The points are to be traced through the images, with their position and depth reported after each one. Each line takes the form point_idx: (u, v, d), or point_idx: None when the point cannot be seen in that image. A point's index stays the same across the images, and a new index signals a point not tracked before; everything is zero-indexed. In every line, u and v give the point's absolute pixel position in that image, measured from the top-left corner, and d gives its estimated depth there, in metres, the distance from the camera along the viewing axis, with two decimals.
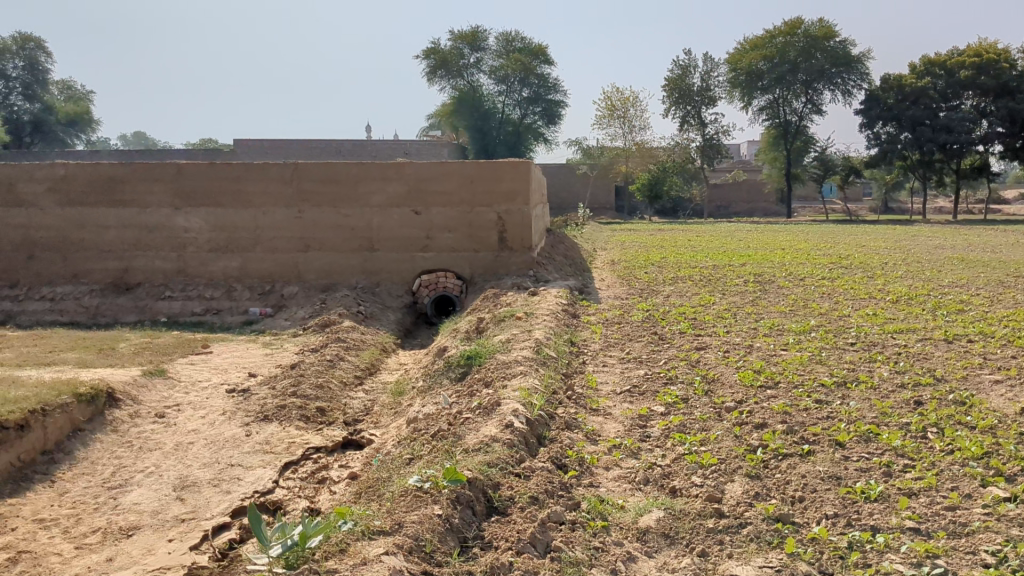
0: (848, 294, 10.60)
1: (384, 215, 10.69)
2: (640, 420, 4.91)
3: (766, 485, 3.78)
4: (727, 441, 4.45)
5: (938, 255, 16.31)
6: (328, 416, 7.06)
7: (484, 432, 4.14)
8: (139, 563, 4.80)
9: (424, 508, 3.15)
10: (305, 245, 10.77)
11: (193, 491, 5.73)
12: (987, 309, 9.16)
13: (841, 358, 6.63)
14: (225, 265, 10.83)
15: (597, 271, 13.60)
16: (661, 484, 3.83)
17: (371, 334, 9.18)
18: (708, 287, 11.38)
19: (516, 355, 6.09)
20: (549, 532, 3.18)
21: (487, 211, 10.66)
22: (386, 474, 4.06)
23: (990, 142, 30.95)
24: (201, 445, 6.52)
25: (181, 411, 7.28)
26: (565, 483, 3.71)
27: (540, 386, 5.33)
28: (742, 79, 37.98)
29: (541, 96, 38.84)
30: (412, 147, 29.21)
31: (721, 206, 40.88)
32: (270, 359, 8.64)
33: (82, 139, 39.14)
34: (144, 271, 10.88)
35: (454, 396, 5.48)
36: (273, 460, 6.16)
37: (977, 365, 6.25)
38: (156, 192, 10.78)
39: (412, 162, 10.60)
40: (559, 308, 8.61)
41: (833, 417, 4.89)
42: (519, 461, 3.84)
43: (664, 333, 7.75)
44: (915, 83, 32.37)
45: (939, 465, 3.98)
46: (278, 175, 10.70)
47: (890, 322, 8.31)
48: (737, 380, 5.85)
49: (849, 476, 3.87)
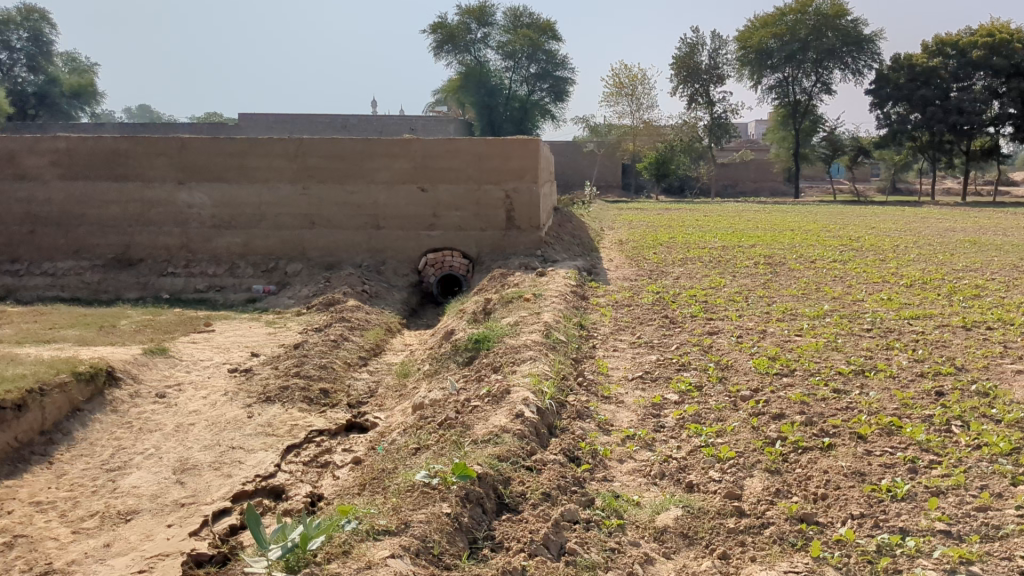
0: (861, 278, 10.42)
1: (390, 192, 10.51)
2: (654, 409, 4.75)
3: (786, 481, 3.63)
4: (745, 433, 4.29)
5: (950, 238, 16.09)
6: (332, 398, 6.92)
7: (494, 421, 3.99)
8: (137, 549, 4.67)
9: (432, 505, 3.00)
10: (310, 222, 10.61)
11: (193, 474, 5.60)
12: (1004, 295, 8.98)
13: (857, 345, 6.46)
14: (229, 241, 10.68)
15: (605, 251, 13.41)
16: (678, 478, 3.67)
17: (376, 314, 9.03)
18: (717, 269, 11.20)
19: (526, 339, 5.93)
20: (563, 532, 3.03)
21: (495, 188, 10.48)
22: (391, 465, 3.92)
23: (1001, 123, 30.64)
24: (203, 426, 6.39)
25: (182, 391, 7.14)
26: (578, 477, 3.56)
27: (550, 372, 5.17)
28: (751, 57, 37.32)
29: (549, 72, 38.48)
30: (419, 121, 28.97)
31: (727, 185, 40.56)
32: (273, 338, 8.50)
33: (86, 113, 38.97)
34: (147, 246, 10.73)
35: (461, 381, 5.33)
36: (275, 443, 6.03)
37: (998, 354, 6.08)
38: (159, 167, 10.61)
39: (419, 138, 10.40)
40: (568, 289, 8.45)
41: (853, 408, 4.74)
42: (530, 453, 3.69)
43: (675, 316, 7.58)
44: (927, 63, 32.05)
45: (966, 461, 3.82)
46: (282, 150, 10.52)
47: (905, 308, 8.13)
48: (752, 367, 5.69)
49: (873, 472, 3.71)
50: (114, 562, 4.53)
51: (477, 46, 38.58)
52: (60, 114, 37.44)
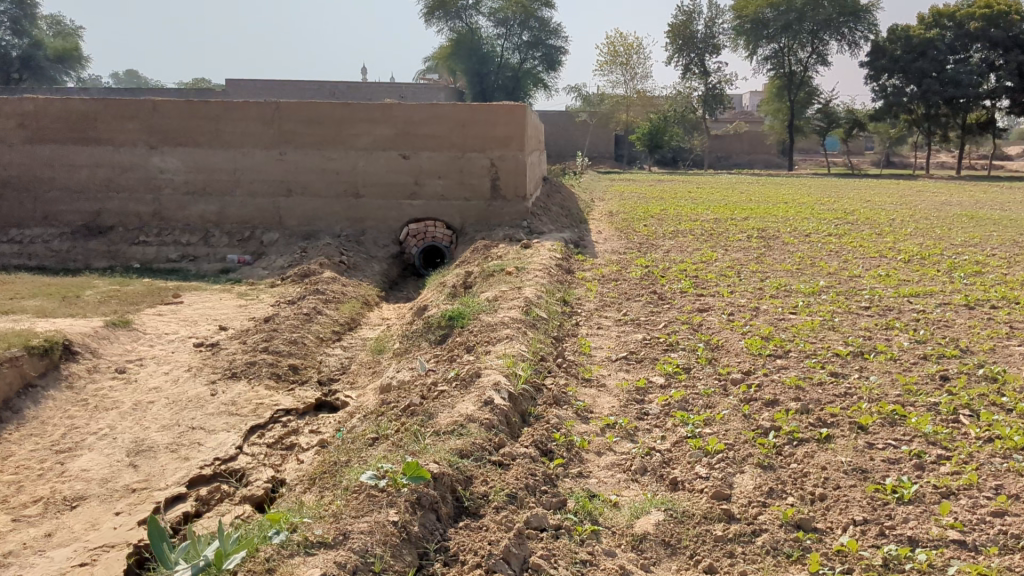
0: (857, 253, 10.06)
1: (370, 159, 10.08)
2: (637, 394, 4.40)
3: (781, 479, 3.28)
4: (735, 422, 3.93)
5: (946, 212, 15.74)
6: (301, 374, 6.56)
7: (460, 409, 3.62)
8: (80, 539, 4.30)
9: (376, 512, 2.65)
10: (288, 190, 10.19)
11: (148, 457, 5.23)
12: (1006, 272, 8.61)
13: (854, 324, 6.11)
14: (203, 209, 10.27)
15: (594, 223, 13.04)
16: (661, 474, 3.33)
17: (353, 286, 8.64)
18: (709, 243, 10.83)
19: (502, 316, 5.55)
20: (527, 543, 2.68)
21: (480, 156, 10.06)
22: (345, 457, 3.55)
23: (997, 97, 30.21)
24: (162, 405, 6.01)
25: (144, 366, 6.77)
26: (550, 474, 3.20)
27: (527, 353, 4.80)
28: (747, 27, 36.98)
29: (541, 40, 37.80)
30: (409, 89, 28.46)
31: (720, 156, 40.06)
32: (243, 311, 8.13)
33: (71, 77, 38.32)
34: (119, 214, 10.31)
35: (431, 362, 4.97)
36: (238, 423, 5.67)
37: (1003, 336, 5.74)
38: (131, 130, 10.17)
39: (400, 103, 9.96)
40: (552, 262, 8.07)
41: (852, 394, 4.39)
42: (497, 446, 3.33)
43: (664, 292, 7.21)
44: (923, 35, 31.56)
45: (978, 457, 3.47)
46: (258, 114, 10.08)
47: (904, 285, 7.77)
48: (744, 347, 5.35)
49: (875, 470, 3.36)
50: (54, 554, 4.16)
51: (469, 13, 37.89)
52: (45, 79, 36.64)
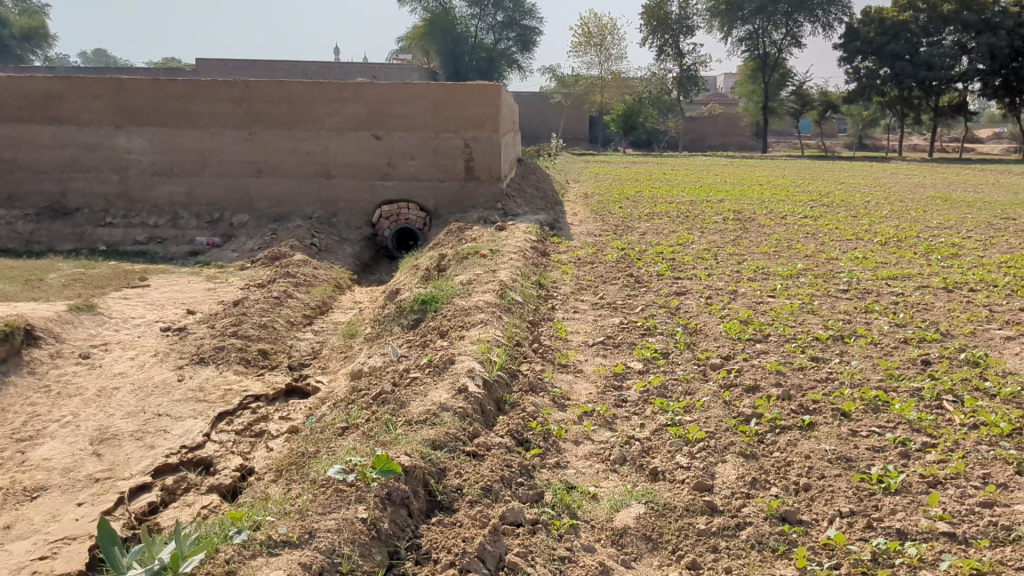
0: (834, 235, 10.00)
1: (342, 139, 9.89)
2: (615, 380, 4.30)
3: (763, 468, 3.19)
4: (715, 409, 3.82)
5: (920, 194, 15.77)
6: (271, 359, 6.40)
7: (432, 398, 3.49)
8: (40, 532, 4.13)
9: (344, 509, 2.52)
10: (258, 170, 9.99)
11: (112, 445, 5.06)
12: (983, 254, 8.59)
13: (834, 307, 6.04)
14: (171, 189, 10.04)
15: (570, 205, 12.92)
16: (641, 464, 3.23)
17: (325, 269, 8.48)
18: (685, 225, 10.74)
19: (477, 300, 5.42)
20: (503, 539, 2.57)
21: (454, 137, 9.90)
22: (314, 448, 3.42)
23: (970, 79, 30.24)
24: (127, 391, 5.83)
25: (108, 351, 6.58)
26: (526, 465, 3.09)
27: (502, 338, 4.68)
28: (722, 8, 36.90)
29: (516, 21, 37.96)
30: (382, 69, 28.12)
31: (694, 139, 40.05)
32: (212, 294, 7.95)
33: (37, 55, 37.65)
34: (84, 194, 10.06)
35: (404, 348, 4.84)
36: (206, 410, 5.51)
37: (983, 319, 5.69)
38: (96, 109, 9.93)
39: (373, 83, 9.78)
40: (527, 244, 7.94)
41: (833, 379, 4.31)
42: (472, 436, 3.22)
43: (640, 276, 7.10)
44: (897, 17, 31.62)
45: (964, 445, 3.39)
46: (227, 93, 9.86)
47: (882, 267, 7.72)
48: (722, 331, 5.26)
49: (861, 458, 3.27)
50: (13, 547, 3.98)
51: None
52: (9, 57, 35.96)
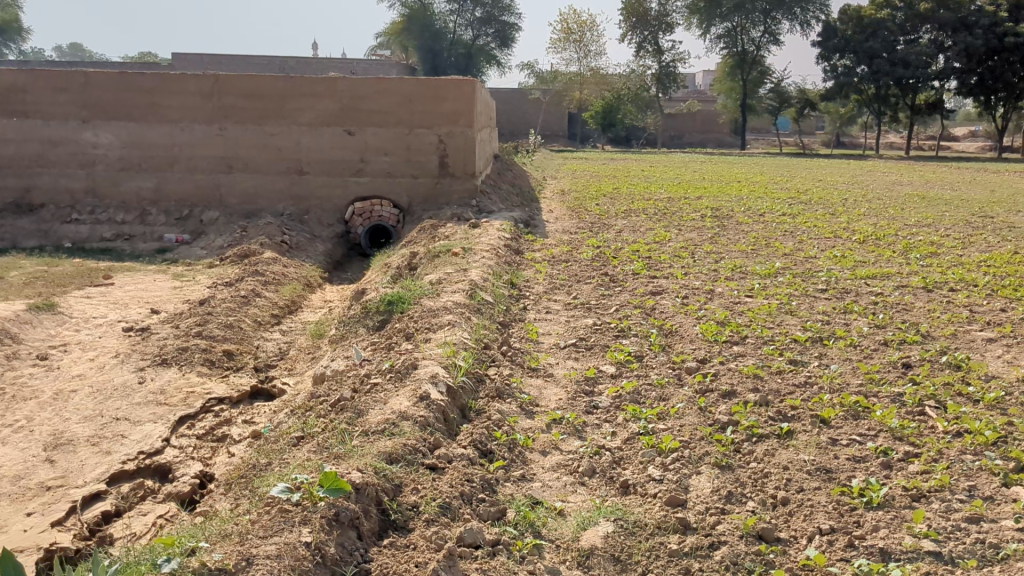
0: (811, 233, 9.89)
1: (314, 134, 9.69)
2: (587, 385, 4.14)
3: (739, 480, 3.04)
4: (690, 417, 3.67)
5: (897, 191, 15.70)
6: (236, 361, 6.20)
7: (392, 406, 3.32)
8: None
9: (288, 531, 2.38)
10: (228, 166, 9.77)
11: (66, 451, 4.80)
12: (962, 253, 8.50)
13: (812, 307, 5.92)
14: (139, 185, 9.80)
15: (546, 202, 12.76)
16: (611, 476, 3.07)
17: (295, 267, 8.27)
18: (663, 222, 10.60)
19: (445, 301, 5.25)
20: (460, 564, 2.42)
21: (428, 133, 9.72)
22: (267, 459, 3.23)
23: (946, 77, 30.31)
24: (85, 394, 5.58)
25: (67, 352, 6.32)
26: (489, 479, 2.93)
27: (470, 341, 4.50)
28: (701, 5, 36.83)
29: (494, 17, 37.39)
30: (360, 65, 27.79)
31: (673, 136, 40.02)
32: (178, 293, 7.72)
33: (9, 48, 37.14)
34: (50, 190, 9.79)
35: (368, 350, 4.66)
36: (166, 413, 5.29)
37: (964, 320, 5.58)
38: (61, 103, 9.65)
39: (345, 77, 9.58)
40: (501, 242, 7.77)
41: (812, 384, 4.16)
42: (432, 448, 3.05)
43: (616, 274, 6.95)
44: (874, 15, 31.61)
45: (947, 455, 3.25)
46: (196, 87, 9.62)
47: (861, 266, 7.61)
48: (699, 333, 5.11)
49: (841, 469, 3.13)
50: None
51: None
52: None
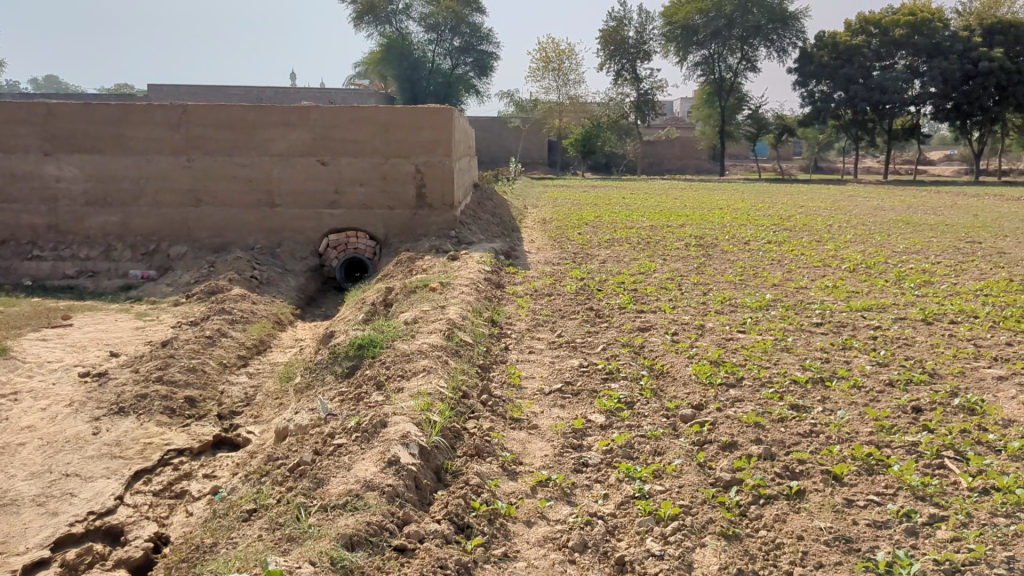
0: (800, 261, 9.59)
1: (286, 166, 9.34)
2: (574, 438, 3.77)
3: (749, 554, 2.70)
4: (690, 475, 3.31)
5: (882, 217, 15.46)
6: (199, 408, 5.80)
7: (356, 474, 2.97)
8: None
9: None
10: (197, 199, 9.39)
11: (8, 512, 4.37)
12: (957, 281, 8.20)
13: (810, 344, 5.58)
14: (104, 220, 9.39)
15: (527, 231, 12.43)
16: (605, 552, 2.73)
17: (265, 304, 7.89)
18: (647, 252, 10.30)
19: (421, 343, 4.88)
20: None
21: (404, 162, 9.39)
22: (216, 537, 2.85)
23: (923, 102, 30.36)
24: (34, 447, 5.14)
25: (18, 400, 5.87)
26: (467, 564, 2.58)
27: (446, 390, 4.14)
28: (677, 33, 36.61)
29: (473, 45, 37.26)
30: (338, 95, 27.49)
31: (653, 162, 39.93)
32: (140, 334, 7.32)
33: None
34: (11, 226, 9.37)
35: (336, 402, 4.28)
36: (120, 468, 4.87)
37: (970, 356, 5.26)
38: (23, 135, 9.24)
39: (318, 106, 9.24)
40: (480, 276, 7.42)
41: (819, 433, 3.81)
42: (402, 525, 2.71)
43: (602, 309, 6.62)
44: (850, 41, 31.57)
45: (978, 518, 2.91)
46: (164, 118, 9.26)
47: (855, 297, 7.29)
48: (692, 374, 4.76)
49: (862, 539, 2.78)
50: None
51: (399, 18, 37.04)
52: None
